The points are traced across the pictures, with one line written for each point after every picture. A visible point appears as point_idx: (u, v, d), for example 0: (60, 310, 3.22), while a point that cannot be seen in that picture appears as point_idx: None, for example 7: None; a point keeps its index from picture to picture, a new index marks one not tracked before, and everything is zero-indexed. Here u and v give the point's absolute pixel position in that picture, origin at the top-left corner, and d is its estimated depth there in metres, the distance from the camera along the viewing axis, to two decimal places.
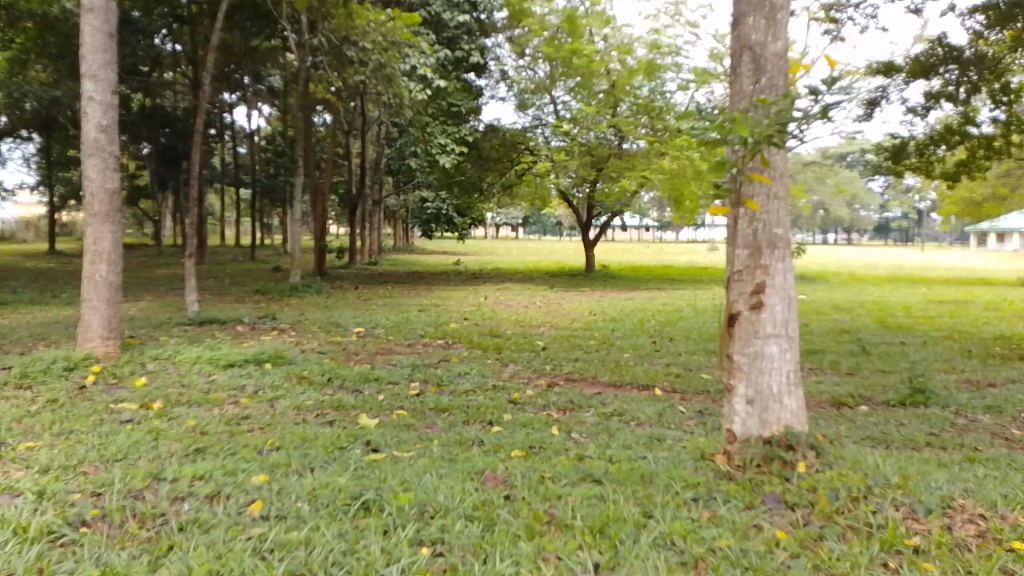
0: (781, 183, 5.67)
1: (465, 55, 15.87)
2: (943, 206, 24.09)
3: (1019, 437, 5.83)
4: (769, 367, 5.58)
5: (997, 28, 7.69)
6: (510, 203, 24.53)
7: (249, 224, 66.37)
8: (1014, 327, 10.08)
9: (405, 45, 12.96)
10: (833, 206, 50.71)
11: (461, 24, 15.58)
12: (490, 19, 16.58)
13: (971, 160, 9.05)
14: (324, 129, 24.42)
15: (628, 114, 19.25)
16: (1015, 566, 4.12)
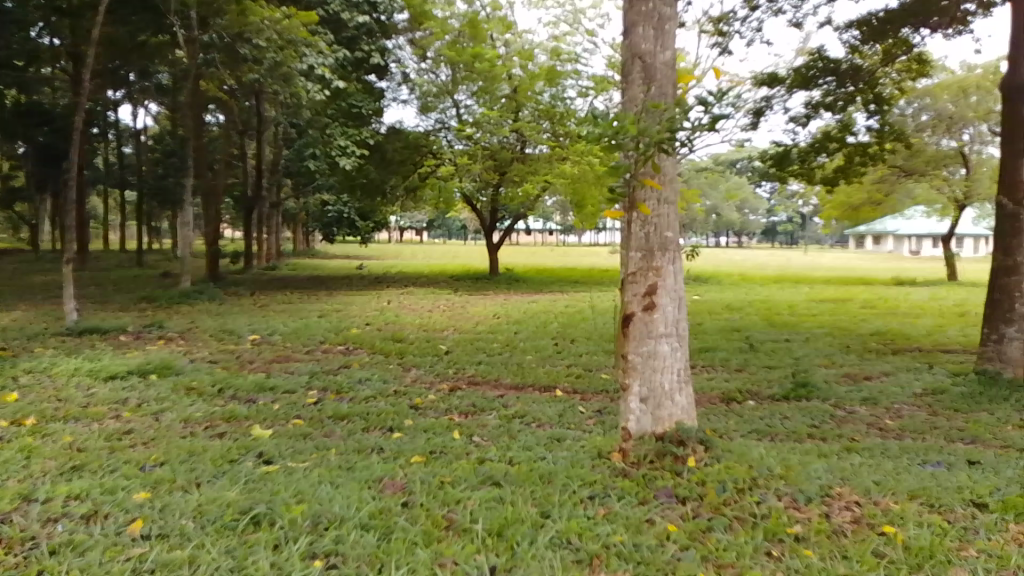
0: (670, 188, 5.85)
1: (365, 55, 15.77)
2: (824, 211, 25.79)
3: (891, 427, 6.22)
4: (661, 366, 5.75)
5: (870, 43, 8.22)
6: (415, 206, 24.32)
7: (135, 228, 62.77)
8: (889, 324, 10.79)
9: (302, 44, 12.67)
10: (724, 211, 53.26)
11: (362, 25, 15.29)
12: (390, 20, 16.45)
13: (848, 167, 9.41)
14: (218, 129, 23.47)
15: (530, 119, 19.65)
16: (886, 548, 4.38)
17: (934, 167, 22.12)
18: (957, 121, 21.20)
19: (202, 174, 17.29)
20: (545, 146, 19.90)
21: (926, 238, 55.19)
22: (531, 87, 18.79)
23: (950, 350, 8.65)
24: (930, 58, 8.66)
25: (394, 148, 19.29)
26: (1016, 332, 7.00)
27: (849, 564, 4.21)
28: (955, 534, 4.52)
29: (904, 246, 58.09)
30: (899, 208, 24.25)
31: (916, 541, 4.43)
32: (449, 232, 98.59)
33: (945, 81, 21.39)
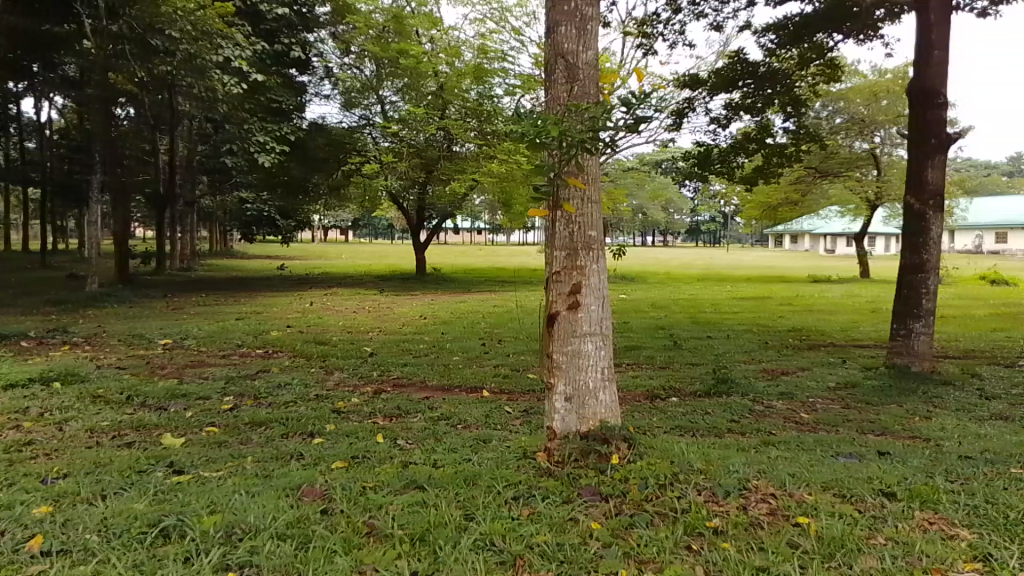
0: (593, 187, 5.86)
1: (285, 49, 15.40)
2: (745, 211, 26.64)
3: (807, 420, 6.40)
4: (586, 364, 5.77)
5: (788, 47, 8.44)
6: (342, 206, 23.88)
7: (38, 224, 59.32)
8: (805, 321, 11.16)
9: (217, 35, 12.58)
10: (650, 210, 54.38)
11: (281, 17, 15.00)
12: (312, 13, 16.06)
13: (766, 168, 9.56)
14: (130, 123, 22.41)
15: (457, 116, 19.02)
16: (801, 539, 4.50)
17: (847, 169, 23.19)
18: (869, 124, 22.25)
19: (113, 170, 16.48)
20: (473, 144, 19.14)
21: (840, 237, 57.81)
22: (457, 84, 18.64)
23: (861, 345, 9.01)
24: (844, 63, 8.91)
25: (317, 146, 18.49)
26: (922, 326, 7.32)
27: (765, 555, 4.30)
28: (865, 523, 4.67)
29: (820, 244, 60.76)
30: (813, 208, 25.29)
31: (829, 530, 4.56)
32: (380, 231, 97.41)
33: (857, 85, 22.43)
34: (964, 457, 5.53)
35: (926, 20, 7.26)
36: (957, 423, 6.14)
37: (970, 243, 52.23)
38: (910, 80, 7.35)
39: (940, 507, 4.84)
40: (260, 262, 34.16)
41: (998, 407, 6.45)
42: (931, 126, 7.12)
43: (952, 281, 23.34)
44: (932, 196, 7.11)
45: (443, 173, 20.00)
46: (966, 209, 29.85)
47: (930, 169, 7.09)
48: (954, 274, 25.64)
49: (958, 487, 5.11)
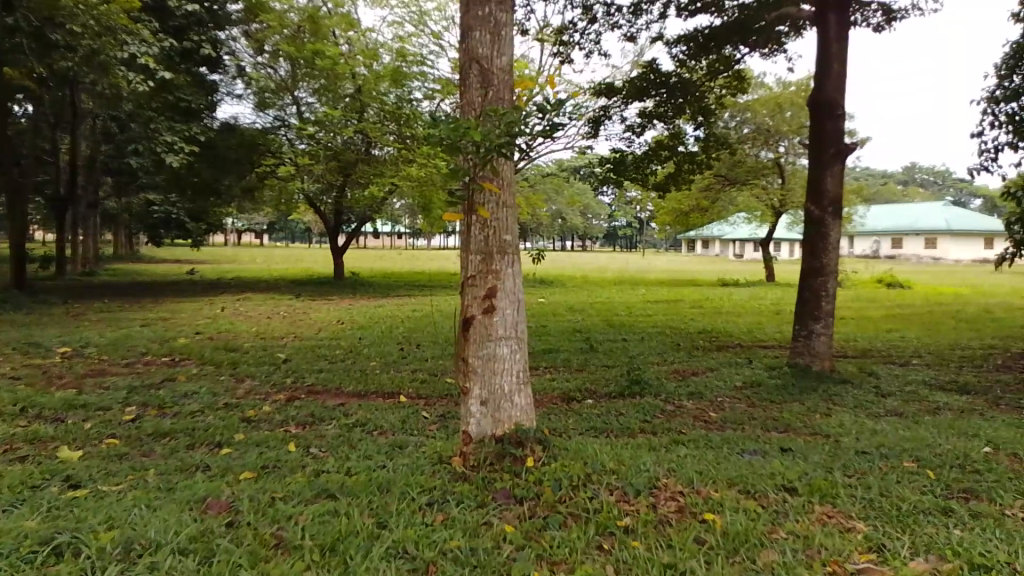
0: (508, 192, 5.91)
1: (194, 46, 14.87)
2: (658, 217, 27.30)
3: (714, 419, 6.61)
4: (501, 368, 5.80)
5: (697, 58, 8.73)
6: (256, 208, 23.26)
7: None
8: (715, 323, 11.58)
9: (121, 31, 12.23)
10: (567, 215, 54.97)
11: (190, 14, 14.67)
12: (223, 10, 15.61)
13: (679, 175, 9.79)
14: (28, 120, 21.13)
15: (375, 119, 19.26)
16: (706, 535, 4.65)
17: (754, 177, 24.32)
18: (773, 134, 23.33)
19: (10, 169, 15.49)
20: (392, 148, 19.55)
21: (749, 243, 59.97)
22: (374, 86, 18.64)
23: (766, 346, 9.39)
24: (750, 76, 9.22)
25: (229, 147, 17.63)
26: (821, 328, 7.68)
27: (672, 552, 4.42)
28: (767, 518, 4.87)
29: (731, 249, 63.20)
30: (723, 215, 26.29)
31: (733, 526, 4.72)
32: (298, 233, 95.02)
33: (762, 97, 23.38)
34: (859, 452, 5.83)
35: (826, 37, 7.61)
36: (854, 420, 6.47)
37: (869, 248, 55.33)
38: (810, 92, 7.69)
39: (837, 501, 5.09)
40: (170, 267, 32.74)
41: (890, 403, 6.84)
42: (829, 137, 7.48)
43: (851, 284, 24.70)
44: (830, 204, 7.47)
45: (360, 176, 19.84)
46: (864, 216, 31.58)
47: (828, 178, 7.45)
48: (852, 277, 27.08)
49: (854, 481, 5.39)
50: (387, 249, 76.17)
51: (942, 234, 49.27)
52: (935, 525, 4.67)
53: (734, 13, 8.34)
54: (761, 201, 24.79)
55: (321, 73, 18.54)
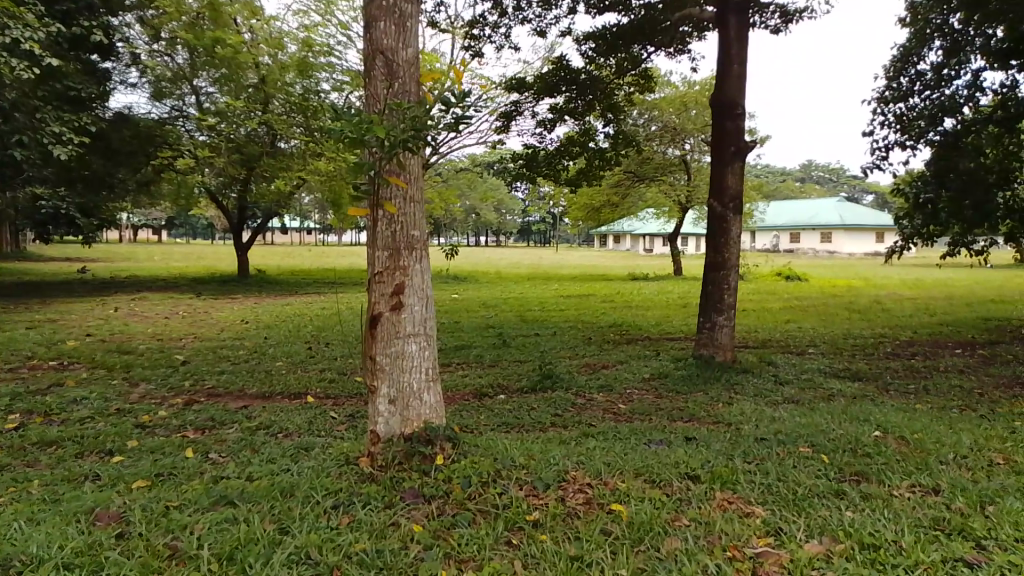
0: (416, 186, 5.78)
1: (84, 32, 13.90)
2: (571, 212, 27.70)
3: (623, 411, 6.71)
4: (409, 366, 5.69)
5: (606, 56, 8.78)
6: (158, 203, 22.19)
7: None
8: (626, 316, 11.80)
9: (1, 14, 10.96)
10: (481, 211, 54.97)
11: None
12: None
13: (589, 170, 9.90)
14: None
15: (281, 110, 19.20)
16: (613, 526, 4.71)
17: (661, 174, 25.15)
18: (680, 132, 24.06)
19: None
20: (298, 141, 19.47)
21: (659, 238, 61.84)
22: (281, 77, 18.71)
23: (673, 338, 9.64)
24: (657, 75, 9.39)
25: (124, 138, 16.80)
26: (724, 320, 7.93)
27: (579, 544, 4.45)
28: (671, 506, 4.98)
29: (643, 244, 65.09)
30: (633, 211, 26.98)
31: (638, 516, 4.80)
32: (206, 229, 91.33)
33: (669, 96, 24.01)
34: (758, 439, 6.04)
35: (727, 38, 7.82)
36: (754, 408, 6.71)
37: (769, 243, 58.12)
38: (711, 92, 7.91)
39: (736, 487, 5.26)
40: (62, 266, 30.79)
41: (788, 391, 7.13)
42: (730, 135, 7.71)
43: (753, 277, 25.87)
44: (731, 200, 7.70)
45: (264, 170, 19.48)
46: (763, 213, 33.11)
47: (729, 175, 7.68)
48: (752, 271, 28.31)
49: (753, 467, 5.58)
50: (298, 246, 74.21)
51: (836, 229, 52.15)
52: (829, 508, 4.89)
53: (641, 12, 8.48)
54: (668, 198, 25.55)
55: (223, 62, 17.79)
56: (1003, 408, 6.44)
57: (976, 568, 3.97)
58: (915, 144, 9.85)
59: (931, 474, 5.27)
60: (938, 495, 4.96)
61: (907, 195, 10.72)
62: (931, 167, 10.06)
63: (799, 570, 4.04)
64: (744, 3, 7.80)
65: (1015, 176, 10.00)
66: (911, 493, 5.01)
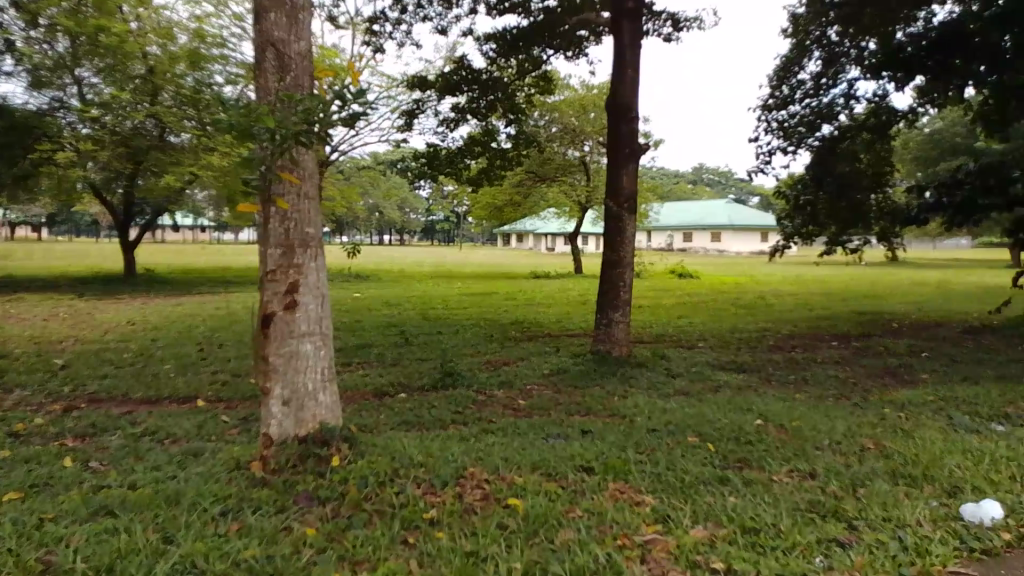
0: (310, 183, 5.66)
1: None
2: (474, 211, 27.98)
3: (523, 406, 6.83)
4: (304, 366, 5.55)
5: (507, 56, 8.86)
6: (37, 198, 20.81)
7: None
8: (527, 313, 12.00)
9: None
10: (384, 209, 54.32)
11: None
12: None
13: (492, 169, 9.98)
14: None
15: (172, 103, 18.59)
16: (509, 520, 4.77)
17: (562, 174, 25.75)
18: (579, 134, 24.68)
19: None
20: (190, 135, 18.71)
21: (560, 237, 63.26)
22: (169, 68, 18.11)
23: (572, 335, 9.87)
24: (556, 78, 9.56)
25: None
26: (620, 316, 8.18)
27: (475, 539, 4.49)
28: (566, 498, 5.09)
29: (545, 244, 66.41)
30: (534, 210, 27.49)
31: (534, 509, 4.89)
32: (94, 227, 86.30)
33: (569, 98, 24.48)
34: (650, 430, 6.27)
35: (621, 44, 8.05)
36: (648, 401, 6.95)
37: (664, 242, 60.06)
38: (607, 95, 8.12)
39: (629, 478, 5.43)
40: None
41: (678, 384, 7.43)
42: (625, 137, 7.96)
43: (648, 275, 26.86)
44: (626, 200, 7.96)
45: (154, 164, 18.63)
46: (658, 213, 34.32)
47: (624, 175, 7.92)
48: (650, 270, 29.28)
49: (644, 457, 5.78)
50: (193, 245, 70.96)
51: (725, 230, 54.91)
52: (714, 494, 5.13)
53: (540, 15, 8.62)
54: (568, 198, 26.06)
55: (107, 52, 17.05)
56: (872, 396, 6.95)
57: (846, 547, 4.27)
58: (796, 149, 10.48)
59: (808, 459, 5.61)
60: (814, 480, 5.29)
61: (789, 197, 11.38)
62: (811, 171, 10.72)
63: (686, 555, 4.22)
64: (638, 11, 8.05)
65: (885, 180, 10.81)
66: (789, 478, 5.33)
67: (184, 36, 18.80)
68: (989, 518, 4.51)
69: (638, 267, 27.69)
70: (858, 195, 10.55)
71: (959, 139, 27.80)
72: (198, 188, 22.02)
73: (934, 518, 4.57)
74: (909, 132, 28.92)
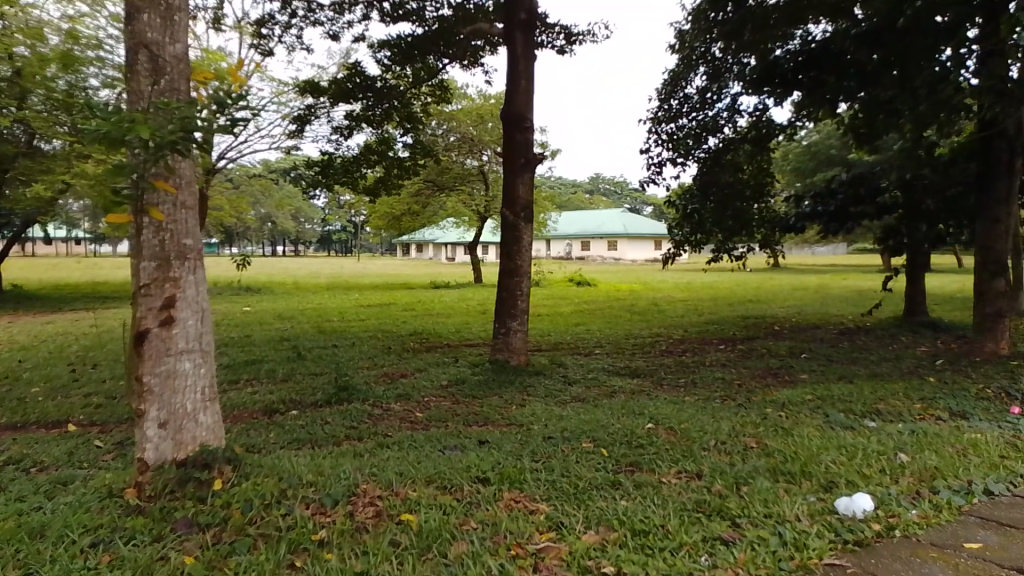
0: (186, 191, 5.28)
1: None
2: (372, 220, 28.00)
3: (420, 418, 6.74)
4: (182, 385, 5.24)
5: (402, 65, 8.76)
6: None
7: None
8: (426, 324, 11.93)
9: None
10: (277, 219, 52.62)
11: None
12: None
13: (389, 179, 9.89)
14: None
15: (41, 107, 17.60)
16: (401, 536, 4.64)
17: (460, 183, 25.91)
18: (476, 143, 24.79)
19: None
20: (60, 142, 18.21)
21: (459, 246, 63.52)
22: (39, 70, 16.61)
23: (471, 344, 9.87)
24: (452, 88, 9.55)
25: None
26: (518, 325, 8.24)
27: (365, 559, 4.34)
28: (460, 510, 5.03)
29: (445, 253, 66.48)
30: (433, 219, 27.58)
31: (427, 523, 4.80)
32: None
33: (466, 108, 24.61)
34: (546, 437, 6.32)
35: (514, 56, 8.12)
36: (544, 408, 7.01)
37: (562, 251, 61.28)
38: (502, 106, 8.17)
39: (523, 486, 5.44)
40: None
41: (575, 390, 7.54)
42: (519, 147, 8.01)
43: (547, 283, 27.33)
44: (522, 209, 8.01)
45: (21, 173, 18.03)
46: (556, 221, 35.00)
47: (519, 185, 7.99)
48: (546, 279, 29.74)
49: (539, 465, 5.81)
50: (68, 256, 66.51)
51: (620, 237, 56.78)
52: (606, 499, 5.20)
53: (434, 24, 8.61)
54: (467, 207, 26.28)
55: None
56: (756, 396, 7.26)
57: (730, 544, 4.40)
58: (684, 160, 10.89)
59: (696, 460, 5.78)
60: (701, 479, 5.45)
61: (676, 207, 11.82)
62: (697, 181, 11.19)
63: (577, 561, 4.23)
64: (530, 23, 8.14)
65: (766, 191, 11.40)
66: (678, 479, 5.47)
67: (55, 37, 17.66)
68: (862, 510, 4.76)
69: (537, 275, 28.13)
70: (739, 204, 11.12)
71: (833, 151, 29.77)
72: (73, 197, 20.77)
73: (813, 512, 4.78)
74: (788, 144, 30.72)
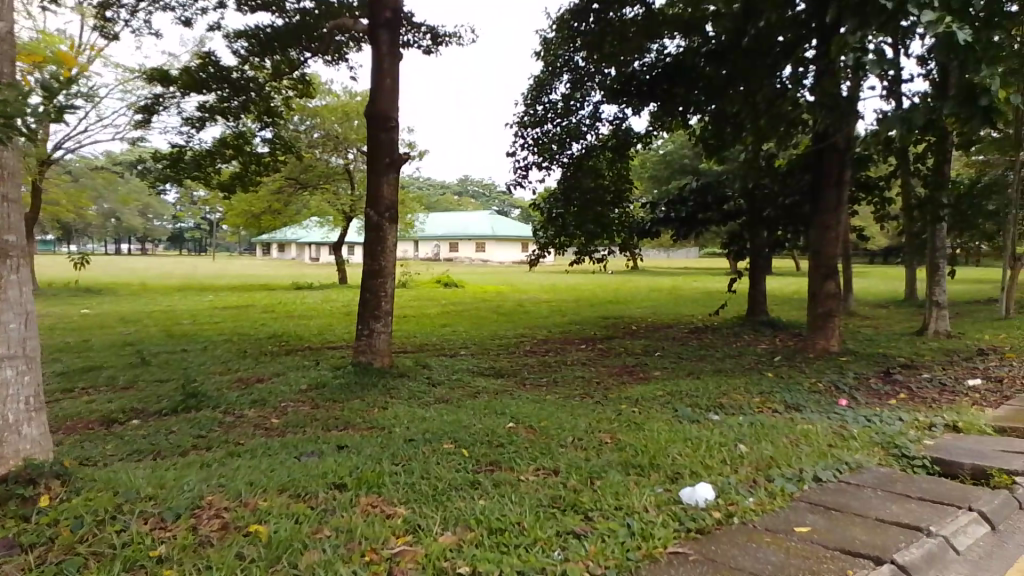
0: (8, 183, 4.69)
1: None
2: (229, 219, 26.87)
3: (276, 425, 6.50)
4: (3, 396, 4.63)
5: (260, 56, 8.44)
6: None
7: None
8: (286, 327, 11.52)
9: None
10: (120, 216, 49.02)
11: None
12: None
13: (245, 174, 9.52)
14: None
15: None
16: (248, 549, 4.30)
17: (325, 181, 25.33)
18: (341, 141, 24.31)
19: None
20: None
21: (324, 247, 61.89)
22: None
23: (334, 347, 9.65)
24: (315, 82, 9.31)
25: None
26: (382, 326, 8.13)
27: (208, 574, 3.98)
28: (314, 519, 4.82)
29: (309, 253, 64.53)
30: (296, 218, 26.77)
31: (277, 533, 4.52)
32: None
33: (330, 104, 24.09)
34: (407, 440, 6.26)
35: (378, 53, 8.02)
36: (407, 411, 6.95)
37: (431, 252, 61.25)
38: (366, 104, 8.04)
39: (381, 490, 5.33)
40: None
41: (438, 392, 7.53)
42: (384, 146, 7.91)
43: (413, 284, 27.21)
44: (386, 210, 7.93)
45: None
46: (423, 221, 34.96)
47: (383, 185, 7.90)
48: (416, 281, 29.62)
49: (399, 468, 5.75)
50: None
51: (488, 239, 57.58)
52: (464, 499, 5.20)
53: (295, 16, 8.34)
54: (332, 207, 25.47)
55: None
56: (612, 393, 7.55)
57: (582, 537, 4.51)
58: (549, 165, 11.17)
59: (553, 456, 5.92)
60: (557, 475, 5.58)
61: (542, 210, 12.07)
62: (561, 185, 11.49)
63: (432, 564, 4.17)
64: (394, 22, 8.06)
65: (625, 197, 11.89)
66: (535, 476, 5.57)
67: None
68: (703, 499, 5.04)
69: (403, 276, 27.88)
70: (599, 208, 11.54)
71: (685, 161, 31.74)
72: None
73: (660, 502, 5.01)
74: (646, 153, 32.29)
